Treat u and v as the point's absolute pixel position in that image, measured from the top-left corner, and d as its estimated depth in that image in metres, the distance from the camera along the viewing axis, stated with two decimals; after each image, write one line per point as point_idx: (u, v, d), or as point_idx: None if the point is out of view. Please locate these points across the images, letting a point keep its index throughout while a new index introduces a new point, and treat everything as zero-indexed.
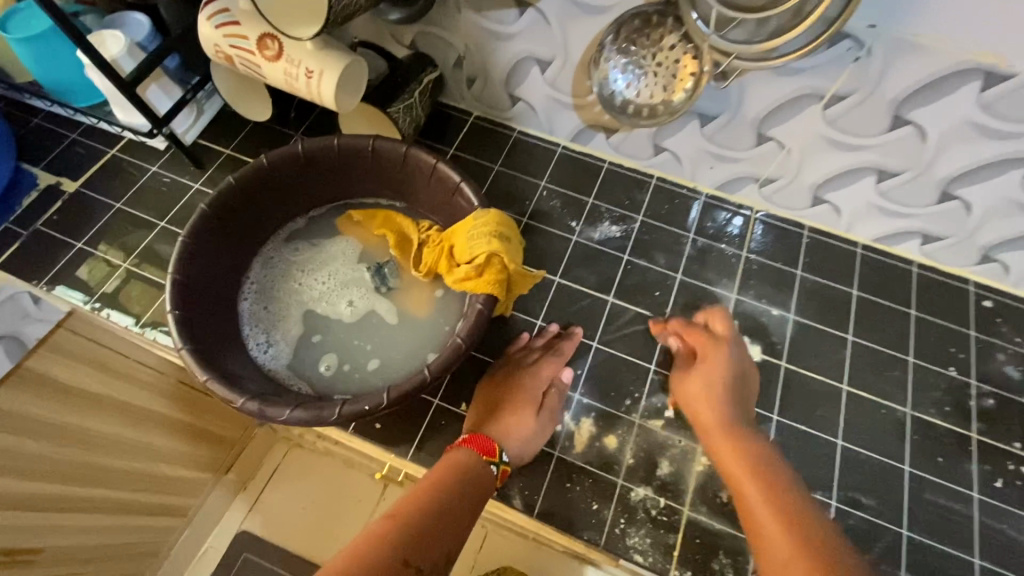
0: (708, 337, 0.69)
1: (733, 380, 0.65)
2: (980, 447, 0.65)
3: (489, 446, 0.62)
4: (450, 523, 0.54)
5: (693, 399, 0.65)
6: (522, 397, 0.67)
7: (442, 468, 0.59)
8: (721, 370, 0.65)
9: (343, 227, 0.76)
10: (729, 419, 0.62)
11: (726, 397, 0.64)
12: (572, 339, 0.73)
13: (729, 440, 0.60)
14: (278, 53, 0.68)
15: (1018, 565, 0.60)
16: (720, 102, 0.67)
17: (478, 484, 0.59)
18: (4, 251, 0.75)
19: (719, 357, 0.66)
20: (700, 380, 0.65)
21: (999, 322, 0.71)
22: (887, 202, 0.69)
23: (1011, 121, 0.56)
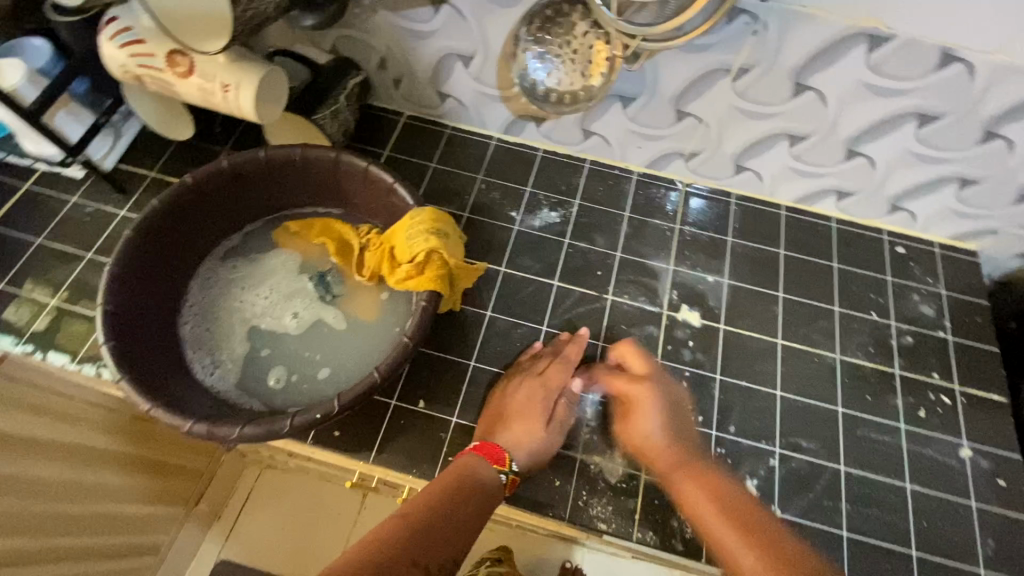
0: (626, 377, 0.69)
1: (668, 413, 0.66)
2: (903, 380, 0.76)
3: (499, 456, 0.64)
4: (457, 528, 0.55)
5: (639, 442, 0.65)
6: (533, 405, 0.68)
7: (454, 475, 0.60)
8: (649, 411, 0.66)
9: (280, 240, 0.77)
10: (673, 459, 0.61)
11: (666, 433, 0.64)
12: (581, 343, 0.74)
13: (686, 474, 0.60)
14: (189, 68, 0.67)
15: (943, 483, 0.70)
16: (638, 83, 0.77)
17: (487, 491, 0.60)
18: None
19: (644, 399, 0.66)
20: (636, 423, 0.66)
21: (911, 265, 0.85)
22: (801, 163, 0.82)
23: (896, 78, 0.68)
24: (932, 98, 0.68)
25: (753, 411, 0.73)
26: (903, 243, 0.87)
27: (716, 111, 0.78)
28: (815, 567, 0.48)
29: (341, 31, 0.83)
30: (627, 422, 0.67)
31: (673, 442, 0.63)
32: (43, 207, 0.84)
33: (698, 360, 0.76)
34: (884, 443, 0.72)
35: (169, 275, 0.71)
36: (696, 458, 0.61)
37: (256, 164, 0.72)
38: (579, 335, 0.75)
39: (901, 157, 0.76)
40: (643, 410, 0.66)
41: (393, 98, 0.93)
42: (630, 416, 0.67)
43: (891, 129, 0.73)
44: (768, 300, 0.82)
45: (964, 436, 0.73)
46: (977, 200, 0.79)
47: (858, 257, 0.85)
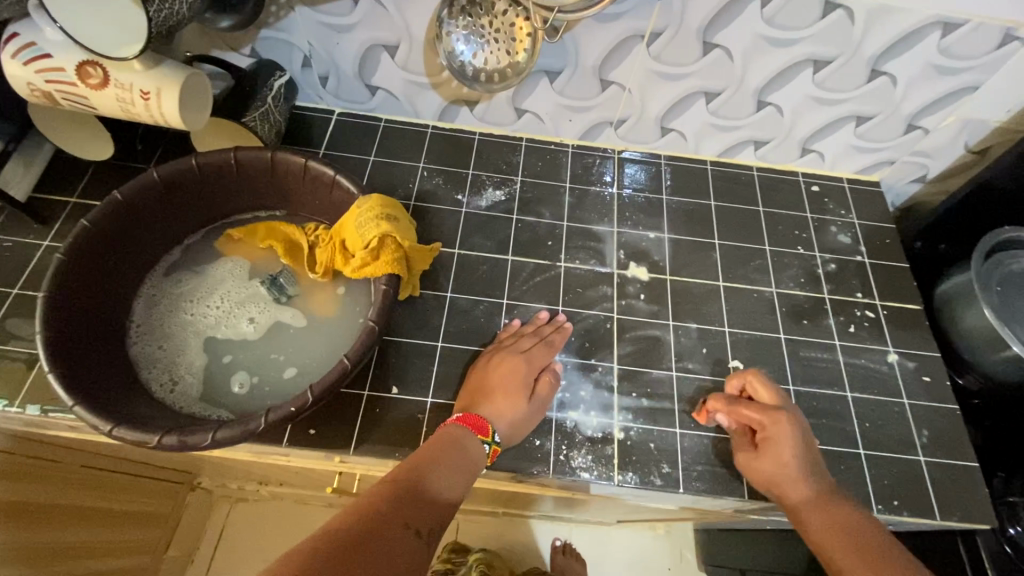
0: (763, 410, 0.67)
1: (801, 447, 0.66)
2: (832, 302, 0.84)
3: (480, 426, 0.65)
4: (443, 491, 0.57)
5: (770, 483, 0.65)
6: (514, 379, 0.69)
7: (437, 442, 0.62)
8: (787, 445, 0.65)
9: (223, 248, 0.76)
10: (811, 496, 0.63)
11: (802, 470, 0.64)
12: (564, 335, 0.76)
13: (815, 518, 0.61)
14: (103, 79, 0.64)
15: (877, 387, 0.77)
16: (561, 57, 0.81)
17: (470, 458, 0.63)
18: None
19: (784, 434, 0.65)
20: (772, 464, 0.65)
21: (826, 201, 0.93)
22: (718, 119, 0.88)
23: (788, 28, 0.75)
24: (823, 43, 0.76)
25: (707, 350, 0.79)
26: (816, 182, 0.95)
27: (636, 77, 0.83)
28: None
29: (258, 31, 0.81)
30: (752, 457, 0.67)
31: (806, 477, 0.64)
32: None
33: (653, 310, 0.81)
34: (824, 360, 0.79)
35: (111, 296, 0.68)
36: (828, 499, 0.63)
37: (188, 173, 0.70)
38: (562, 325, 0.77)
39: (804, 103, 0.84)
40: (782, 446, 0.65)
41: (322, 97, 0.92)
42: (762, 451, 0.66)
43: (792, 76, 0.81)
44: (707, 248, 0.87)
45: (889, 343, 0.81)
46: (873, 134, 0.88)
47: (780, 200, 0.93)
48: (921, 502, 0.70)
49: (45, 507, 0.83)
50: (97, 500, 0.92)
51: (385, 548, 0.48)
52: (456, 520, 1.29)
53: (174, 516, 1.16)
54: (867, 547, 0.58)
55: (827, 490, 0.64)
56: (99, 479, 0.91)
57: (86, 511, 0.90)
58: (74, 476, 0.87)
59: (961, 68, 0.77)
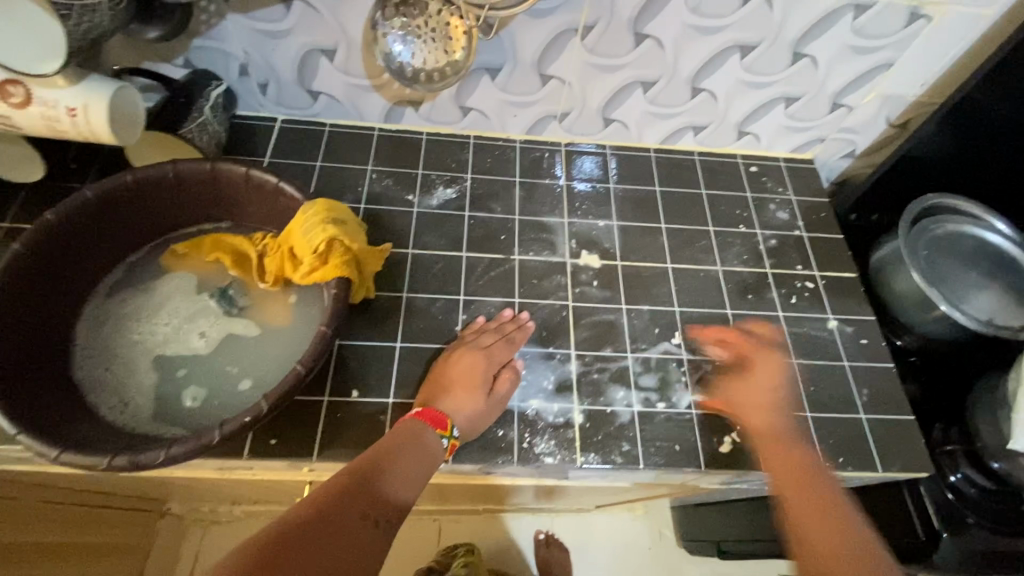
0: (757, 343, 0.77)
1: (782, 385, 0.72)
2: (775, 276, 0.88)
3: (440, 419, 0.66)
4: (404, 481, 0.58)
5: (747, 404, 0.71)
6: (473, 374, 0.70)
7: (398, 434, 0.63)
8: (775, 373, 0.73)
9: (169, 264, 0.74)
10: (779, 427, 0.68)
11: (779, 402, 0.70)
12: (526, 329, 0.78)
13: (773, 444, 0.66)
14: (25, 97, 0.62)
15: (819, 353, 0.82)
16: (499, 54, 0.82)
17: (432, 450, 0.63)
18: None
19: (772, 364, 0.74)
20: (753, 388, 0.72)
21: (764, 180, 0.98)
22: (657, 107, 0.91)
23: (711, 16, 0.78)
24: (747, 29, 0.79)
25: (659, 330, 0.81)
26: (755, 162, 0.99)
27: (573, 70, 0.84)
28: (856, 530, 0.55)
29: (189, 41, 0.80)
30: (735, 382, 0.73)
31: (782, 410, 0.70)
32: None
33: (606, 295, 0.83)
34: (769, 331, 0.83)
35: (50, 321, 0.65)
36: (794, 436, 0.67)
37: (125, 189, 0.68)
38: (523, 322, 0.79)
39: (735, 87, 0.88)
40: (769, 372, 0.73)
41: (263, 105, 0.91)
42: (751, 374, 0.74)
43: (721, 63, 0.84)
44: (654, 233, 0.90)
45: (829, 311, 0.85)
46: (802, 114, 0.92)
47: (722, 182, 0.97)
48: (864, 456, 0.75)
49: (16, 549, 0.81)
50: (63, 533, 0.90)
51: (342, 542, 0.49)
52: (438, 522, 1.29)
53: (144, 545, 1.13)
54: (809, 475, 0.61)
55: (789, 430, 0.68)
56: (67, 516, 0.89)
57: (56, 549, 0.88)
58: (40, 515, 0.85)
59: (875, 48, 0.82)
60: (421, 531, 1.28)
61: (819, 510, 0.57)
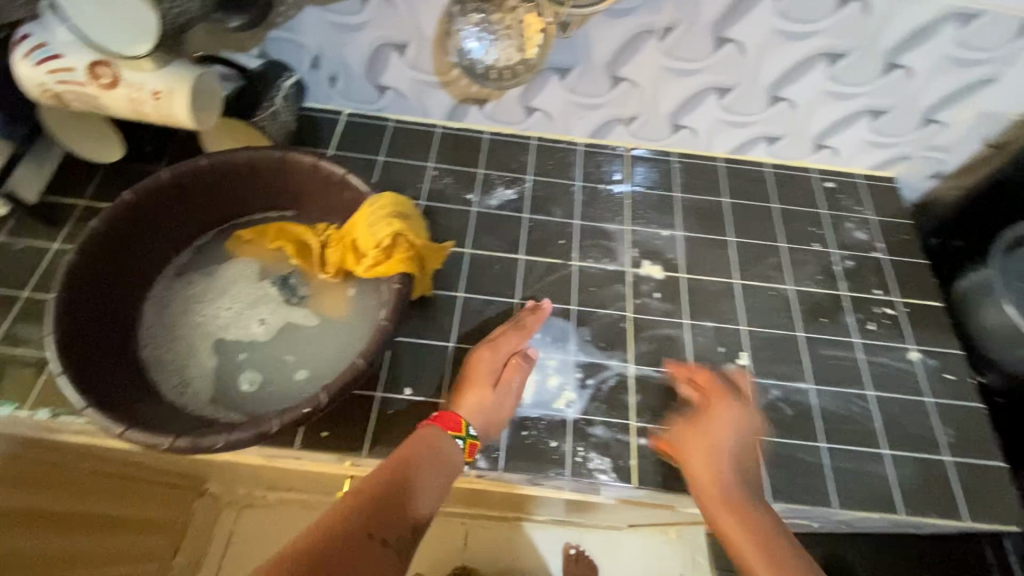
0: (717, 390, 0.69)
1: (737, 443, 0.66)
2: (851, 300, 0.82)
3: (453, 422, 0.64)
4: (417, 495, 0.56)
5: (696, 455, 0.65)
6: (478, 370, 0.69)
7: (414, 446, 0.60)
8: (729, 425, 0.66)
9: (234, 249, 0.75)
10: (731, 488, 0.62)
11: (730, 460, 0.64)
12: (540, 314, 0.75)
13: (732, 513, 0.60)
14: (114, 79, 0.64)
15: (899, 385, 0.76)
16: (572, 55, 0.80)
17: (448, 459, 0.61)
18: None
19: (726, 416, 0.67)
20: (705, 437, 0.65)
21: (841, 197, 0.92)
22: (732, 115, 0.87)
23: (800, 21, 0.74)
24: (836, 37, 0.75)
25: (724, 348, 0.77)
26: (831, 178, 0.94)
27: (647, 74, 0.82)
28: None
29: (267, 32, 0.81)
30: (693, 425, 0.67)
31: (733, 458, 0.64)
32: None
33: (667, 308, 0.80)
34: (843, 358, 0.77)
35: (120, 297, 0.67)
36: (740, 490, 0.62)
37: (198, 173, 0.69)
38: (541, 308, 0.76)
39: (818, 97, 0.83)
40: (725, 423, 0.66)
41: (330, 97, 0.91)
42: (700, 425, 0.67)
43: (806, 71, 0.79)
44: (721, 246, 0.86)
45: (910, 341, 0.79)
46: (888, 129, 0.87)
47: (795, 197, 0.92)
48: (947, 501, 0.68)
49: (57, 512, 0.79)
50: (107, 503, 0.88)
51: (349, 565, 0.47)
52: (467, 526, 1.26)
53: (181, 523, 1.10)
54: (776, 554, 0.57)
55: (749, 496, 0.62)
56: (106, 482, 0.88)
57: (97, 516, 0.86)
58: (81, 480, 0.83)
59: (978, 61, 0.76)
60: (450, 534, 1.25)
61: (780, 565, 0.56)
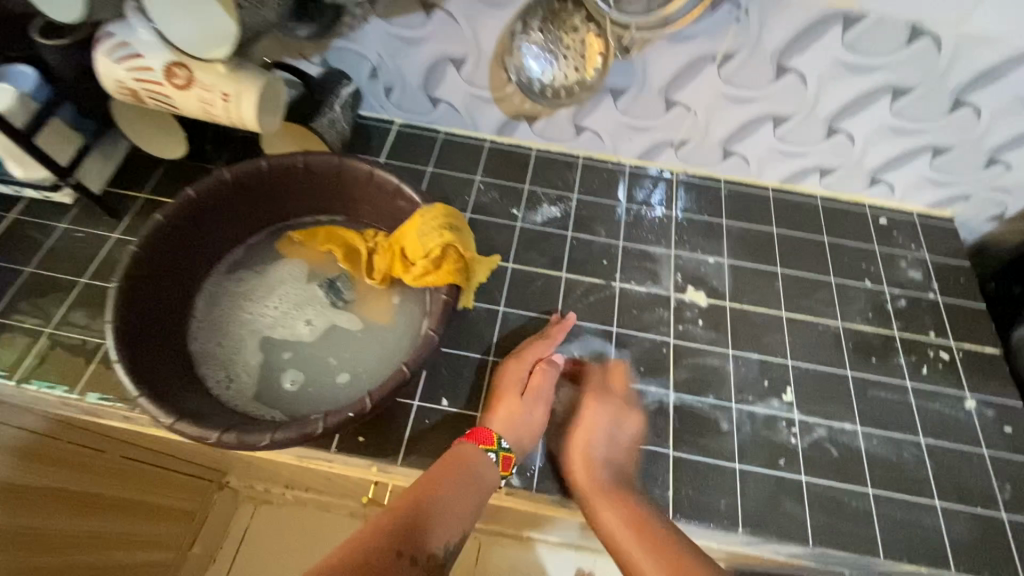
0: (591, 389, 0.70)
1: (610, 435, 0.67)
2: (903, 341, 0.79)
3: (485, 435, 0.63)
4: (449, 513, 0.57)
5: (570, 454, 0.66)
6: (507, 381, 0.68)
7: (448, 462, 0.60)
8: (602, 420, 0.67)
9: (285, 250, 0.76)
10: (604, 481, 0.64)
11: (602, 454, 0.65)
12: (565, 324, 0.75)
13: (603, 501, 0.62)
14: (187, 80, 0.66)
15: (953, 434, 0.72)
16: (629, 77, 0.80)
17: (483, 475, 0.61)
18: None
19: (596, 411, 0.68)
20: (579, 433, 0.66)
21: (895, 234, 0.90)
22: (786, 145, 0.86)
23: (867, 54, 0.72)
24: (903, 71, 0.73)
25: (769, 382, 0.75)
26: (885, 214, 0.91)
27: (702, 100, 0.81)
28: None
29: (330, 41, 0.83)
30: (566, 427, 0.68)
31: (608, 461, 0.65)
32: (28, 238, 0.82)
33: (710, 337, 0.78)
34: (893, 401, 0.74)
35: (175, 290, 0.69)
36: (618, 484, 0.64)
37: (259, 174, 0.71)
38: (564, 320, 0.76)
39: (878, 132, 0.81)
40: (598, 421, 0.67)
41: (384, 107, 0.93)
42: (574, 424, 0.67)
43: (867, 105, 0.78)
44: (768, 276, 0.84)
45: (966, 388, 0.76)
46: (950, 168, 0.84)
47: (846, 231, 0.89)
48: (1002, 561, 0.65)
49: (60, 492, 0.73)
50: (134, 492, 0.84)
51: None
52: None
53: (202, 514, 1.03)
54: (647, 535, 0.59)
55: (620, 484, 0.64)
56: (113, 463, 0.80)
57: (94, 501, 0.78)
58: (108, 462, 0.79)
59: None
60: None
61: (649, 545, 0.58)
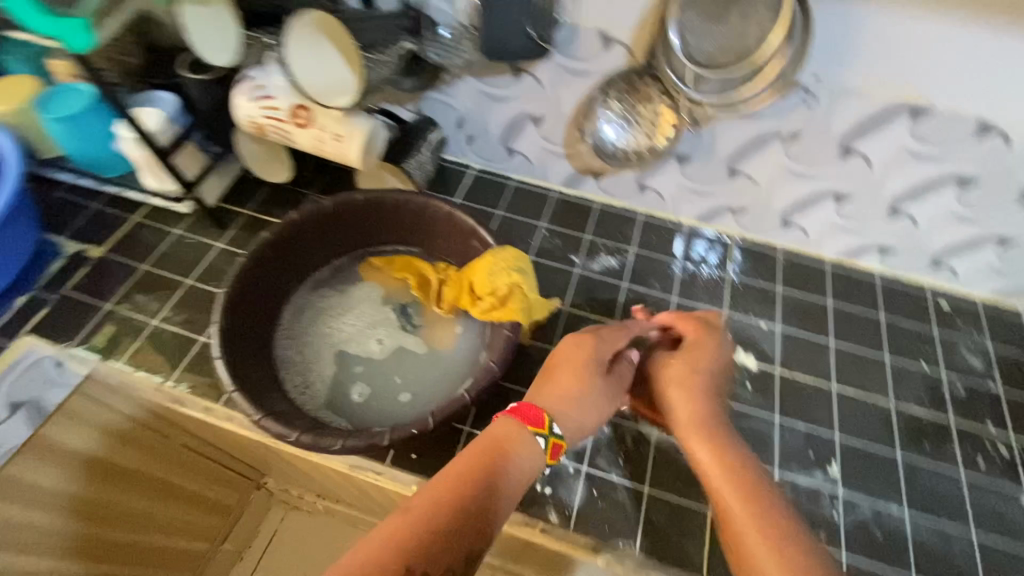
0: (698, 331, 0.68)
1: (715, 371, 0.65)
2: (958, 429, 0.78)
3: (537, 417, 0.58)
4: (475, 513, 0.50)
5: (668, 380, 0.64)
6: (576, 358, 0.64)
7: (476, 454, 0.54)
8: (708, 359, 0.66)
9: (365, 273, 0.84)
10: (700, 409, 0.61)
11: (703, 388, 0.63)
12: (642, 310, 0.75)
13: (699, 431, 0.59)
14: (307, 120, 0.77)
15: (1007, 532, 0.71)
16: (697, 146, 0.85)
17: (516, 469, 0.54)
18: (36, 316, 0.86)
19: (705, 348, 0.67)
20: (681, 364, 0.65)
21: (955, 319, 0.89)
22: (848, 221, 0.88)
23: (936, 145, 0.74)
24: (973, 164, 0.75)
25: (814, 454, 0.75)
26: (946, 298, 0.91)
27: (767, 172, 0.85)
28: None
29: (426, 93, 0.93)
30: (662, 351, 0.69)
31: (710, 396, 0.63)
32: (146, 240, 0.94)
33: (757, 401, 0.80)
34: (945, 490, 0.73)
35: (269, 299, 0.77)
36: (720, 427, 0.60)
37: (353, 204, 0.80)
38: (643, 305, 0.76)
39: (943, 218, 0.82)
40: (705, 357, 0.66)
41: (463, 152, 1.02)
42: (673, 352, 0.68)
43: (933, 192, 0.79)
44: (820, 347, 0.85)
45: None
46: (1018, 260, 0.84)
47: (905, 311, 0.90)
48: None
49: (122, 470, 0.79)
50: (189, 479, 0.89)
51: None
52: None
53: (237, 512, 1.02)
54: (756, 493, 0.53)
55: (722, 428, 0.60)
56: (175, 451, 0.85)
57: (141, 476, 0.81)
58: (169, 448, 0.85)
59: None
60: None
61: (757, 508, 0.52)
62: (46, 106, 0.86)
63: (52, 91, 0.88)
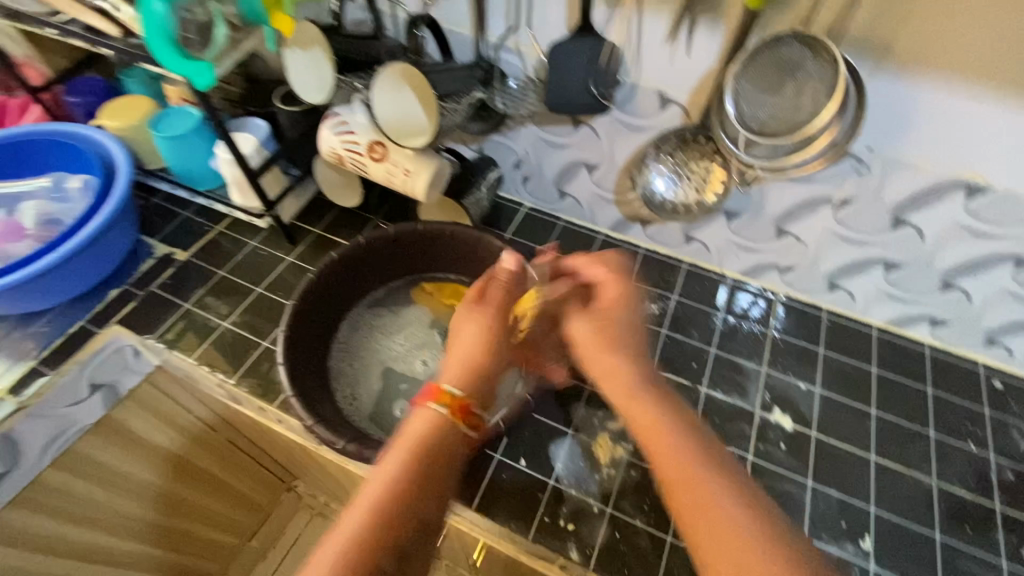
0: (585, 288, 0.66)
1: (624, 323, 0.63)
2: (1005, 517, 0.75)
3: (436, 390, 0.58)
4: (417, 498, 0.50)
5: (586, 343, 0.62)
6: (468, 337, 0.66)
7: (404, 443, 0.53)
8: (611, 311, 0.64)
9: (417, 297, 0.90)
10: (622, 364, 0.58)
11: (617, 343, 0.60)
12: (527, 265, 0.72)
13: (626, 389, 0.56)
14: (382, 155, 0.84)
15: None
16: (745, 204, 0.87)
17: (446, 448, 0.54)
18: (123, 308, 0.95)
19: (611, 301, 0.64)
20: (591, 323, 0.63)
21: (1009, 401, 0.86)
22: (896, 289, 0.87)
23: (992, 224, 0.74)
24: None
25: (847, 524, 0.74)
26: (1000, 378, 0.88)
27: (815, 234, 0.86)
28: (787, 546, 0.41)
29: (489, 135, 1.00)
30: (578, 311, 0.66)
31: (630, 351, 0.60)
32: (226, 248, 1.03)
33: (790, 462, 0.79)
34: None
35: (330, 314, 0.84)
36: (645, 375, 0.57)
37: (413, 233, 0.86)
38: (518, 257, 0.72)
39: (999, 296, 0.81)
40: (608, 312, 0.64)
41: (517, 191, 1.08)
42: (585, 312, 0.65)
43: (988, 269, 0.78)
44: (861, 414, 0.84)
45: None
46: None
47: (954, 387, 0.87)
48: None
49: (183, 463, 0.99)
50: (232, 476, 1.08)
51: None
52: None
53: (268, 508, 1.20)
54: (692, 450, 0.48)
55: (647, 381, 0.56)
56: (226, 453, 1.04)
57: (195, 472, 1.02)
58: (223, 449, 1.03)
59: None
60: None
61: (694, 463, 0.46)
62: (159, 125, 0.97)
63: (166, 113, 0.99)
